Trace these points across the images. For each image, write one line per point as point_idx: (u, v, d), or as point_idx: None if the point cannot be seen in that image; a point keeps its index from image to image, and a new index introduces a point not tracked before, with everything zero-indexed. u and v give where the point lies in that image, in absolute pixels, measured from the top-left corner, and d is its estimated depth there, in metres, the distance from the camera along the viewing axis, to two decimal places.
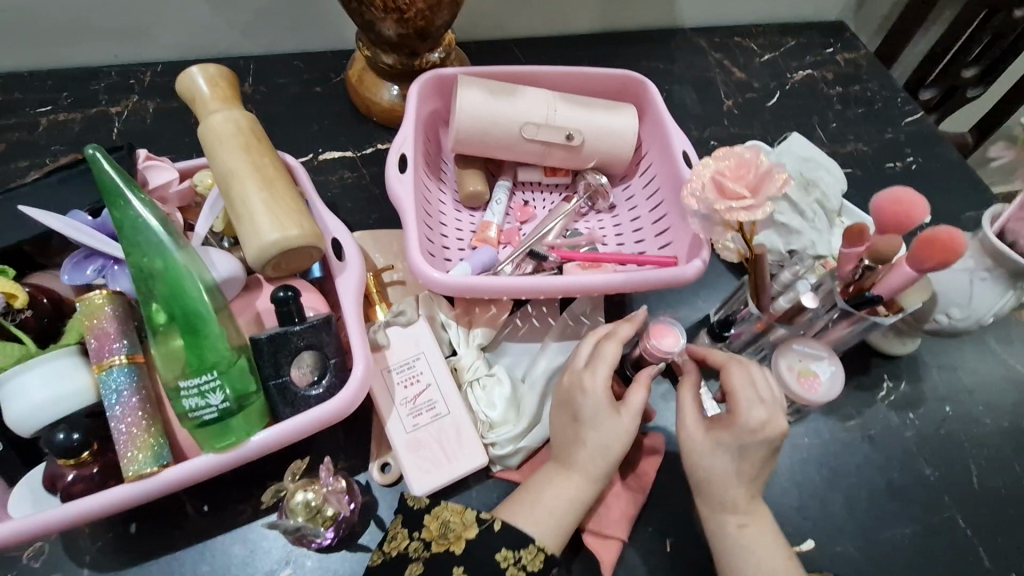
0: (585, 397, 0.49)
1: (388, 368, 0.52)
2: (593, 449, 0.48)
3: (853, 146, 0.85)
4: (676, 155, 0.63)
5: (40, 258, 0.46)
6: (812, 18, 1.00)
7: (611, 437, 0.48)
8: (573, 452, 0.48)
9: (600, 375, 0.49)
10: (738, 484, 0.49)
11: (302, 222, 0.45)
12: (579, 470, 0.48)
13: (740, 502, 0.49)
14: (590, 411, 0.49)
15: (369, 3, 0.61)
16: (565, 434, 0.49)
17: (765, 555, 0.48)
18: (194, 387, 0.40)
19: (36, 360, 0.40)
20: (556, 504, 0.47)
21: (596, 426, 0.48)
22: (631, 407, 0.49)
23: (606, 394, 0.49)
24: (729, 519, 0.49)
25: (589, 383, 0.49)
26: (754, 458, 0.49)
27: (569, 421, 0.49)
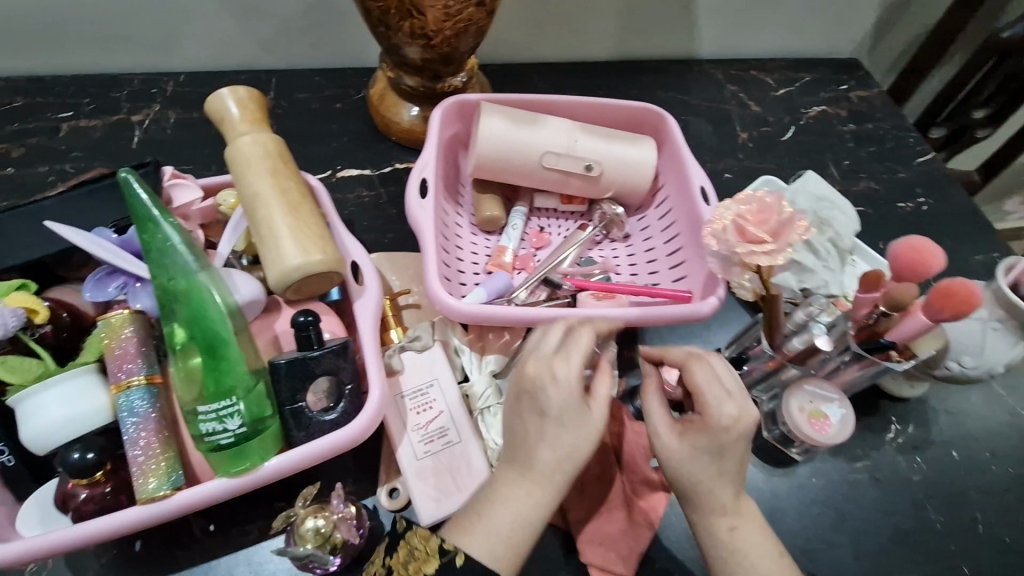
0: (553, 390, 0.45)
1: (401, 394, 0.52)
2: (561, 449, 0.44)
3: (865, 184, 0.86)
4: (694, 191, 0.64)
5: (60, 269, 0.46)
6: (827, 55, 1.02)
7: (577, 435, 0.45)
8: (534, 455, 0.45)
9: (568, 368, 0.45)
10: (728, 487, 0.47)
11: (325, 247, 0.46)
12: (539, 474, 0.45)
13: (730, 507, 0.48)
14: (552, 405, 0.45)
15: (396, 28, 0.62)
16: (527, 431, 0.45)
17: (761, 560, 0.47)
18: (212, 411, 0.40)
19: (53, 379, 0.39)
20: (521, 510, 0.44)
21: (562, 422, 0.45)
22: (600, 399, 0.46)
23: (575, 388, 0.45)
24: (722, 524, 0.48)
25: (558, 374, 0.45)
26: (734, 456, 0.47)
27: (535, 417, 0.45)
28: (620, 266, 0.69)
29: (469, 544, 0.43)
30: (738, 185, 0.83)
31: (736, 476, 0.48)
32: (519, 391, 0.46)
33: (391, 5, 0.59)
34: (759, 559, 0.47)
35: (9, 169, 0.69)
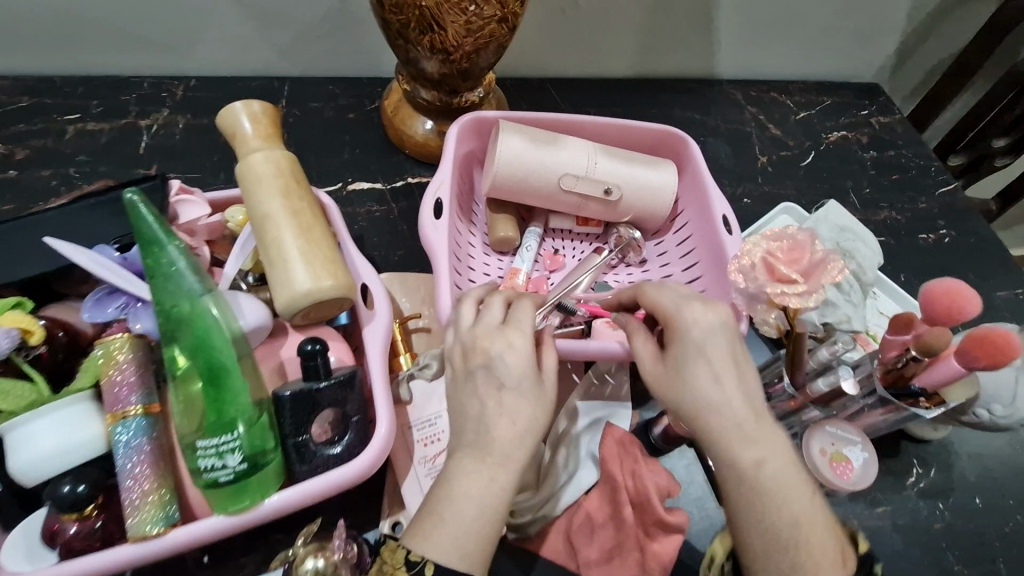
0: (505, 360, 0.45)
1: (409, 424, 0.50)
2: (521, 420, 0.44)
3: (886, 213, 0.84)
4: (716, 220, 0.62)
5: (59, 285, 0.44)
6: (848, 78, 1.00)
7: (533, 406, 0.45)
8: (490, 431, 0.44)
9: (519, 338, 0.46)
10: (736, 396, 0.45)
11: (337, 272, 0.44)
12: (497, 454, 0.43)
13: (747, 434, 0.44)
14: (507, 374, 0.45)
15: (415, 41, 0.60)
16: (484, 406, 0.44)
17: (789, 498, 0.43)
18: (212, 447, 0.38)
19: (46, 408, 0.37)
20: (484, 493, 0.42)
21: (517, 391, 0.45)
22: (547, 370, 0.47)
23: (526, 359, 0.46)
24: (746, 458, 0.43)
25: (508, 345, 0.46)
26: (726, 370, 0.45)
27: (493, 391, 0.45)
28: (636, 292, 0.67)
29: (436, 549, 0.40)
30: (757, 211, 0.81)
31: (737, 393, 0.45)
32: (469, 366, 0.46)
33: (412, 18, 0.58)
34: (787, 490, 0.43)
35: (11, 171, 0.67)
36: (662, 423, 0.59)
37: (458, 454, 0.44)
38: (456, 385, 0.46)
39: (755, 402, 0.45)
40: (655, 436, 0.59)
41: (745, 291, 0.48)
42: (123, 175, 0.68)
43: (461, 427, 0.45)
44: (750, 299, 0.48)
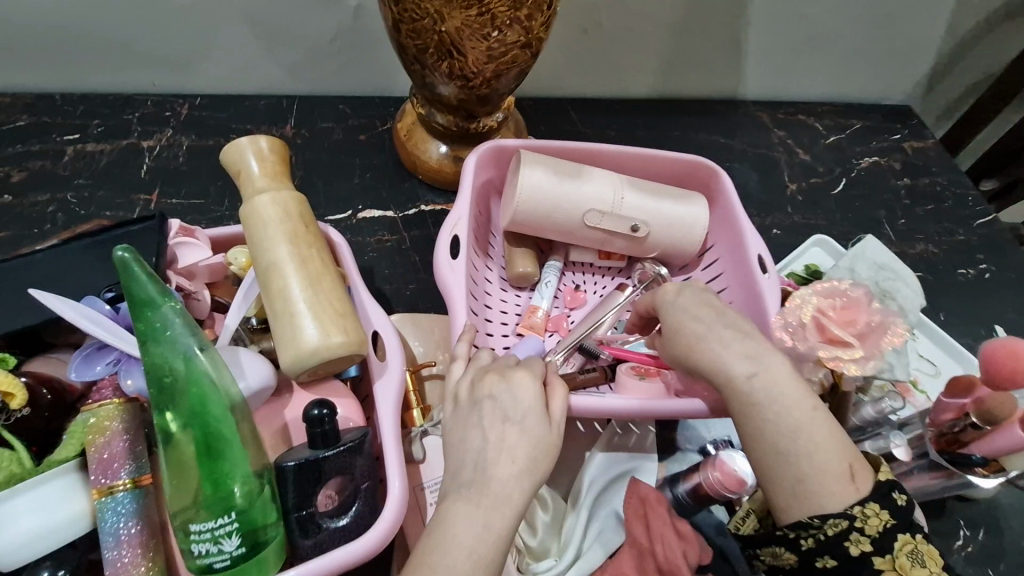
0: (510, 395, 0.41)
1: (421, 485, 0.46)
2: (522, 457, 0.38)
3: (922, 246, 0.79)
4: (751, 259, 0.58)
5: (49, 336, 0.40)
6: (879, 100, 0.95)
7: (537, 446, 0.39)
8: (487, 470, 0.37)
9: (529, 373, 0.42)
10: (721, 349, 0.46)
11: (347, 327, 0.40)
12: (492, 497, 0.37)
13: (737, 352, 0.45)
14: (513, 406, 0.40)
15: (432, 66, 0.56)
16: (486, 440, 0.39)
17: (787, 408, 0.43)
18: (207, 531, 0.35)
19: (23, 484, 0.33)
20: (476, 542, 0.35)
21: (522, 427, 0.39)
22: (555, 415, 0.41)
23: (536, 396, 0.41)
24: (738, 372, 0.44)
25: (517, 379, 0.41)
26: (709, 312, 0.48)
27: (497, 423, 0.39)
28: None
29: None
30: (787, 243, 0.76)
31: (721, 323, 0.47)
32: (475, 397, 0.41)
33: (431, 43, 0.54)
34: (783, 399, 0.43)
35: (7, 196, 0.64)
36: (691, 479, 0.53)
37: (450, 497, 0.37)
38: (456, 417, 0.41)
39: (743, 337, 0.46)
40: (682, 492, 0.53)
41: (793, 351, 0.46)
42: (123, 201, 0.65)
43: (454, 467, 0.38)
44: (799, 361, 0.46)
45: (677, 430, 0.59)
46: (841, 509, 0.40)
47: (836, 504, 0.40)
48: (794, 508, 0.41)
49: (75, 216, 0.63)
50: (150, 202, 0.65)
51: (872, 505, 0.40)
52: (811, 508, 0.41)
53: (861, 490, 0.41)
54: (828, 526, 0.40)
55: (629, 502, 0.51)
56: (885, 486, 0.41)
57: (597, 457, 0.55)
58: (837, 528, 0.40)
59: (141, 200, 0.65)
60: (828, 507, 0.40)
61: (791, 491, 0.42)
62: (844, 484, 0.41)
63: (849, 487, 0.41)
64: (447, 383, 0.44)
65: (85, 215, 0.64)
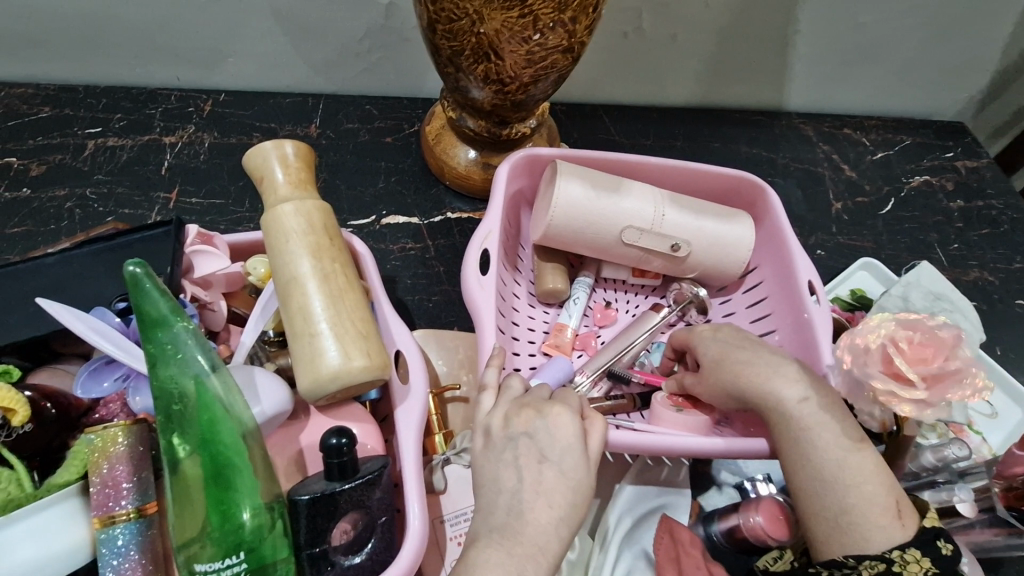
0: (547, 432, 0.37)
1: (442, 518, 0.44)
2: (559, 502, 0.35)
3: (976, 273, 0.74)
4: (801, 286, 0.54)
5: (56, 343, 0.38)
6: (930, 116, 0.90)
7: (576, 490, 0.36)
8: (522, 514, 0.35)
9: (567, 409, 0.39)
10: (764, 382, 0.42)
11: (370, 349, 0.38)
12: (527, 546, 0.34)
13: (786, 378, 0.42)
14: (551, 444, 0.37)
15: (467, 69, 0.54)
16: (520, 482, 0.36)
17: (829, 441, 0.39)
18: (214, 570, 0.32)
19: (19, 512, 0.31)
20: None
21: (560, 468, 0.36)
22: (592, 452, 0.38)
23: (576, 434, 0.37)
24: (790, 396, 0.41)
25: (554, 414, 0.38)
26: (753, 343, 0.46)
27: (532, 463, 0.36)
28: None
29: None
30: (831, 265, 0.72)
31: (767, 351, 0.45)
32: (508, 433, 0.38)
33: (467, 45, 0.51)
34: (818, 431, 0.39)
35: (25, 189, 0.62)
36: (728, 520, 0.49)
37: (480, 541, 0.34)
38: (485, 452, 0.38)
39: (791, 371, 0.43)
40: (716, 532, 0.50)
41: (851, 376, 0.42)
42: (142, 198, 0.63)
43: (486, 508, 0.36)
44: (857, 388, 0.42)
45: (712, 463, 0.55)
46: (880, 551, 0.36)
47: (878, 544, 0.37)
48: (835, 543, 0.38)
49: (92, 212, 0.62)
50: (168, 201, 0.63)
51: (913, 550, 0.36)
52: (853, 544, 0.37)
53: (906, 529, 0.37)
54: (865, 567, 0.36)
55: (660, 541, 0.48)
56: (929, 533, 0.38)
57: (627, 491, 0.51)
58: (873, 571, 0.36)
59: (160, 199, 0.63)
60: (872, 544, 0.37)
61: (832, 523, 0.38)
62: (890, 520, 0.37)
63: (895, 525, 0.37)
64: (475, 415, 0.41)
65: (103, 211, 0.62)
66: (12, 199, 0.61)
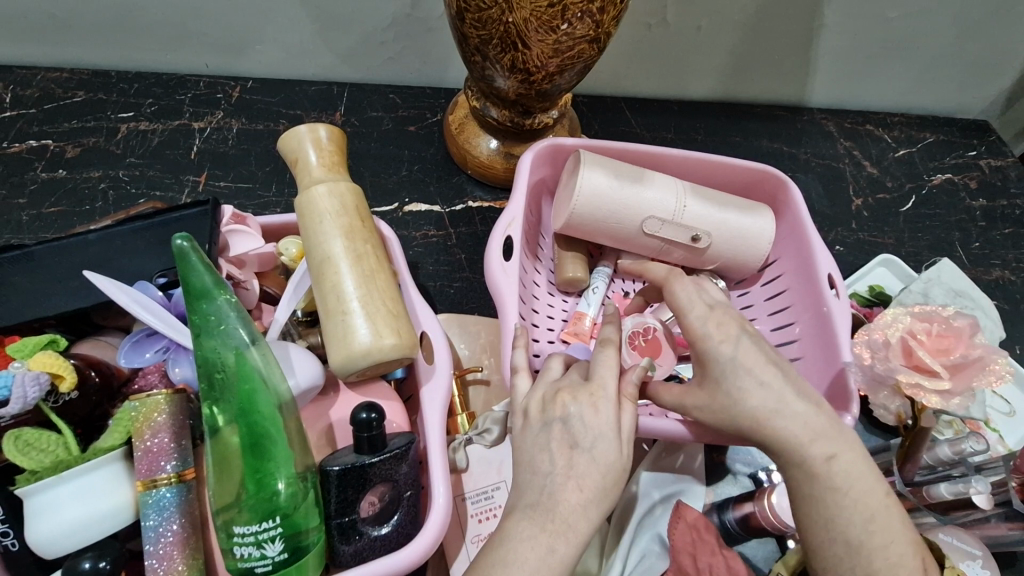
0: (582, 416, 0.38)
1: (464, 495, 0.45)
2: (590, 486, 0.36)
3: (997, 272, 0.74)
4: (821, 280, 0.54)
5: (97, 316, 0.40)
6: (954, 114, 0.89)
7: (607, 474, 0.37)
8: (554, 494, 0.36)
9: (603, 394, 0.38)
10: (802, 406, 0.39)
11: (399, 328, 0.39)
12: (558, 523, 0.35)
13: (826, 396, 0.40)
14: (584, 432, 0.37)
15: (493, 58, 0.54)
16: (552, 465, 0.37)
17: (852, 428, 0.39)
18: (251, 534, 0.34)
19: (69, 472, 0.32)
20: (540, 564, 0.34)
21: (592, 454, 0.37)
22: (626, 433, 0.39)
23: (609, 421, 0.38)
24: (815, 454, 0.37)
25: (589, 400, 0.38)
26: (767, 368, 0.40)
27: (563, 448, 0.37)
28: None
29: None
30: (849, 261, 0.72)
31: None
32: (543, 418, 0.38)
33: (495, 34, 0.52)
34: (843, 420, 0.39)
35: (60, 171, 0.64)
36: (741, 508, 0.50)
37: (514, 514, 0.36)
38: (523, 433, 0.39)
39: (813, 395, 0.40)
40: (731, 520, 0.50)
41: (870, 369, 0.42)
42: (172, 181, 0.65)
43: (520, 486, 0.37)
44: (879, 382, 0.42)
45: (727, 453, 0.55)
46: None
47: None
48: None
49: (125, 194, 0.64)
50: (198, 184, 0.65)
51: None
52: None
53: None
54: None
55: (674, 525, 0.49)
56: None
57: (643, 477, 0.52)
58: None
59: (189, 181, 0.65)
60: None
61: None
62: None
63: None
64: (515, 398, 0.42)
65: (136, 193, 0.64)
66: (48, 179, 0.63)
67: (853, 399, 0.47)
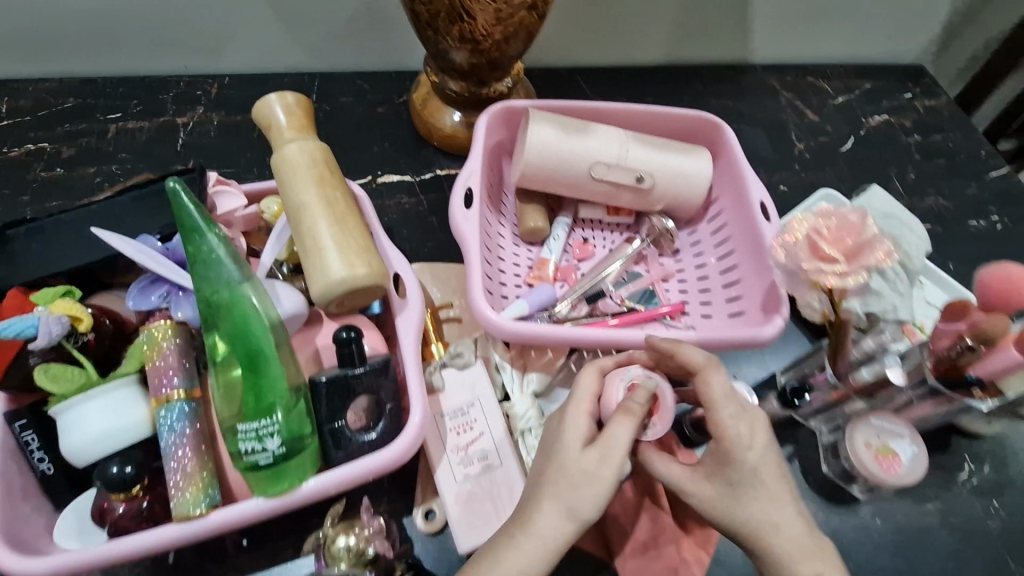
0: (559, 424, 0.44)
1: (442, 413, 0.51)
2: (547, 481, 0.42)
3: (932, 200, 0.80)
4: (754, 206, 0.60)
5: (105, 275, 0.46)
6: (891, 61, 0.95)
7: (563, 470, 0.42)
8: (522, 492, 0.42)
9: (574, 399, 0.45)
10: (791, 507, 0.43)
11: (370, 261, 0.44)
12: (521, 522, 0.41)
13: None
14: (553, 437, 0.44)
15: (445, 32, 0.60)
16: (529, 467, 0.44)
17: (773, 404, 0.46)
18: (252, 430, 0.39)
19: (94, 390, 0.39)
20: (500, 552, 0.40)
21: (553, 453, 0.43)
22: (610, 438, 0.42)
23: (578, 426, 0.43)
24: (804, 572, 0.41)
25: (569, 411, 0.45)
26: (779, 486, 0.43)
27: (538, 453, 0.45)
28: (671, 279, 0.66)
29: None
30: (793, 199, 0.78)
31: None
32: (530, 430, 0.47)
33: (442, 9, 0.58)
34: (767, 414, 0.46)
35: (58, 169, 0.70)
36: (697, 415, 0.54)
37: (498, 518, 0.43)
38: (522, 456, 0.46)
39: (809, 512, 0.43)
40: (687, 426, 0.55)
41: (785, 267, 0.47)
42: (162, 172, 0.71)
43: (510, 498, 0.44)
44: (792, 277, 0.47)
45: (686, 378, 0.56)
46: None
47: None
48: None
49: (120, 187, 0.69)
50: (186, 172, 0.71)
51: None
52: None
53: None
54: None
55: None
56: None
57: None
58: None
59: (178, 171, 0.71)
60: None
61: None
62: None
63: None
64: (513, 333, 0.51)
65: None
66: (48, 178, 0.69)
67: (784, 304, 0.54)
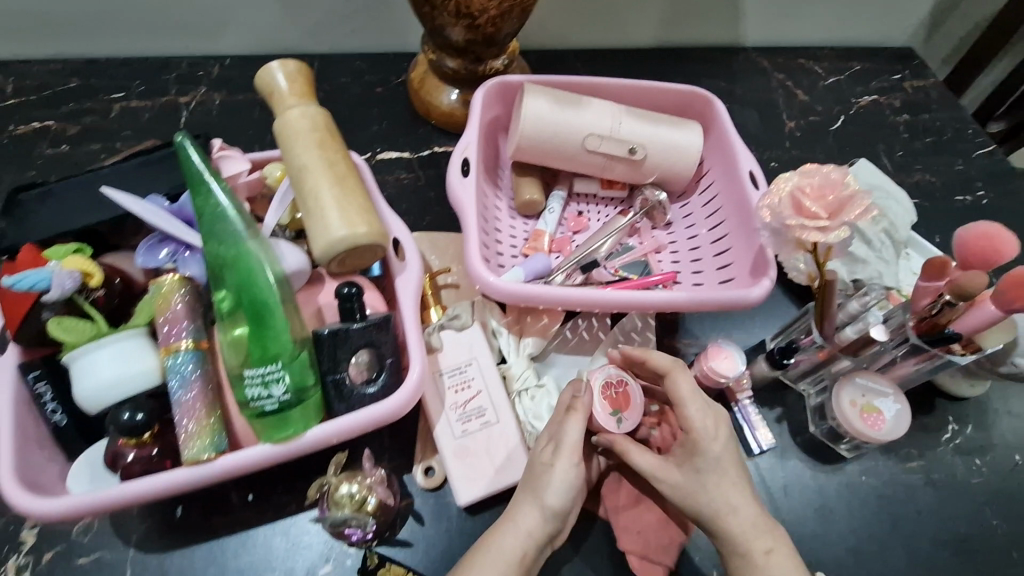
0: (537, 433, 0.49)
1: (441, 372, 0.52)
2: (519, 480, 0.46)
3: (919, 176, 0.82)
4: (743, 176, 0.62)
5: (114, 237, 0.47)
6: (881, 44, 0.97)
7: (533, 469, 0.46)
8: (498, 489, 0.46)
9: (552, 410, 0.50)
10: (747, 493, 0.45)
11: (371, 221, 0.46)
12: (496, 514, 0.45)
13: None
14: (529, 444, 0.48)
15: (441, 7, 0.62)
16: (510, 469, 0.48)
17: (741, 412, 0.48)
18: (258, 376, 0.40)
19: (106, 340, 0.41)
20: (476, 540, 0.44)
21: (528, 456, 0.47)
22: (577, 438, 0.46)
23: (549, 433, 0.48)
24: (757, 547, 0.44)
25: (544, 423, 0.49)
26: (737, 473, 0.46)
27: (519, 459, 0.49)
28: (664, 250, 0.67)
29: None
30: None
31: None
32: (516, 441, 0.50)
33: None
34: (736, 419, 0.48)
35: (64, 147, 0.71)
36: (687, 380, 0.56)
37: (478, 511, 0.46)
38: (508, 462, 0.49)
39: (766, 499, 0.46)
40: None
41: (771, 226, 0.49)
42: None
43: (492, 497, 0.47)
44: (778, 236, 0.49)
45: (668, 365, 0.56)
46: None
47: None
48: None
49: None
50: None
51: None
52: None
53: None
54: None
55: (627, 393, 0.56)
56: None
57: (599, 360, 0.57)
58: None
59: None
60: None
61: None
62: None
63: None
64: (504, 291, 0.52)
65: None
66: (54, 155, 0.70)
67: (771, 267, 0.55)
